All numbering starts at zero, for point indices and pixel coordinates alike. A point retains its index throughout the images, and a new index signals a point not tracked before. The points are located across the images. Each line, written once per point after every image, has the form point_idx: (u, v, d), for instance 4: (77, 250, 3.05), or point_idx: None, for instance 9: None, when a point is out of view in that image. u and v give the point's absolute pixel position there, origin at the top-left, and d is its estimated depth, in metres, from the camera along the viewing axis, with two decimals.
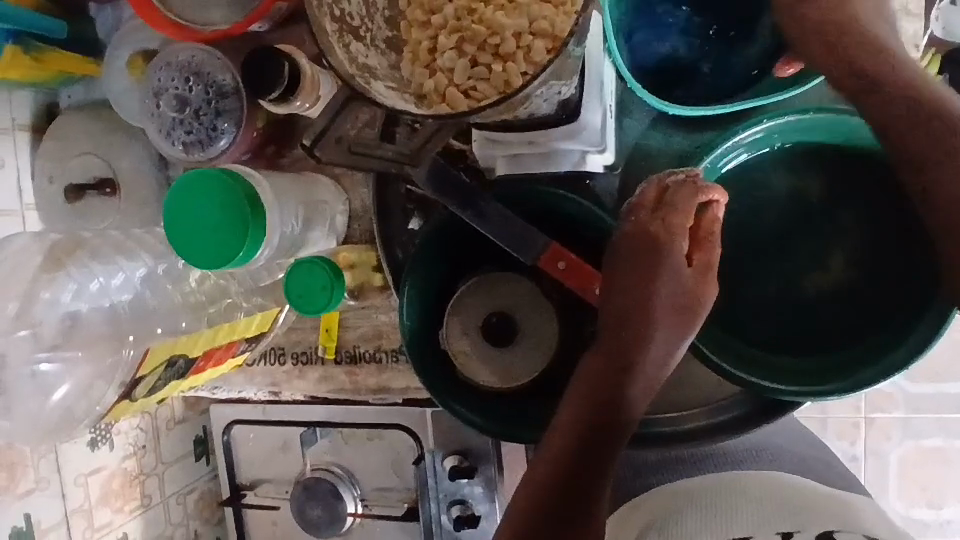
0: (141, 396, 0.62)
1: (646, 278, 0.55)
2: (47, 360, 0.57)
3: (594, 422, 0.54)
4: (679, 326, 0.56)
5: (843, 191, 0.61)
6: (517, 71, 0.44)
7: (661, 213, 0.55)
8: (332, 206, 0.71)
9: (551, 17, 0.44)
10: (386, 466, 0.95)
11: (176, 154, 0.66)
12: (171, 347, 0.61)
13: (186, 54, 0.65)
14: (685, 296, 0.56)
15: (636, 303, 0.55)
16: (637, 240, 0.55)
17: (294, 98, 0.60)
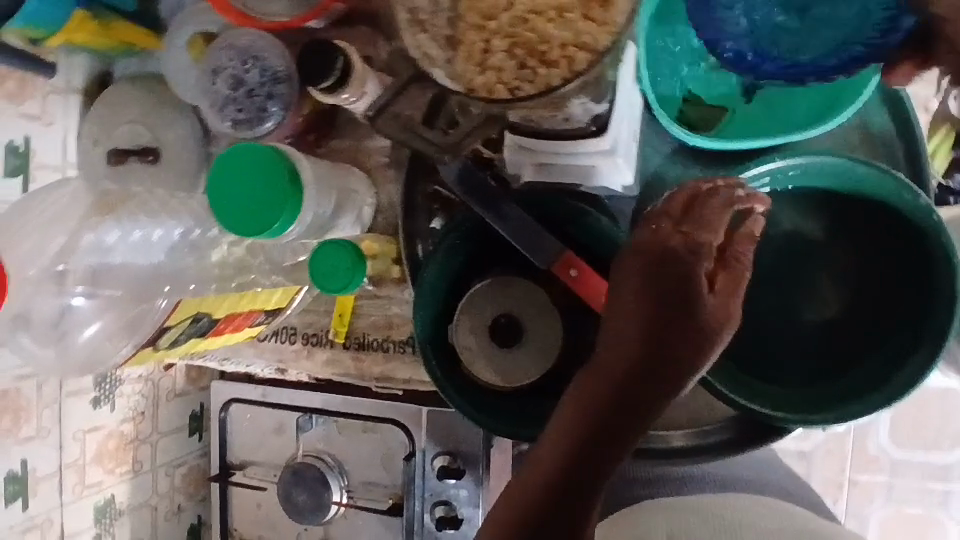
0: (163, 347, 0.66)
1: (664, 295, 0.53)
2: (83, 294, 0.60)
3: (595, 429, 0.53)
4: (695, 347, 0.53)
5: (841, 232, 0.64)
6: (557, 77, 0.47)
7: (685, 223, 0.54)
8: (363, 197, 0.75)
9: (595, 34, 0.47)
10: (376, 460, 0.96)
11: (225, 130, 0.70)
12: (199, 303, 0.65)
13: (248, 38, 0.70)
14: (706, 316, 0.53)
15: (653, 322, 0.53)
16: (654, 252, 0.54)
17: (343, 90, 0.64)
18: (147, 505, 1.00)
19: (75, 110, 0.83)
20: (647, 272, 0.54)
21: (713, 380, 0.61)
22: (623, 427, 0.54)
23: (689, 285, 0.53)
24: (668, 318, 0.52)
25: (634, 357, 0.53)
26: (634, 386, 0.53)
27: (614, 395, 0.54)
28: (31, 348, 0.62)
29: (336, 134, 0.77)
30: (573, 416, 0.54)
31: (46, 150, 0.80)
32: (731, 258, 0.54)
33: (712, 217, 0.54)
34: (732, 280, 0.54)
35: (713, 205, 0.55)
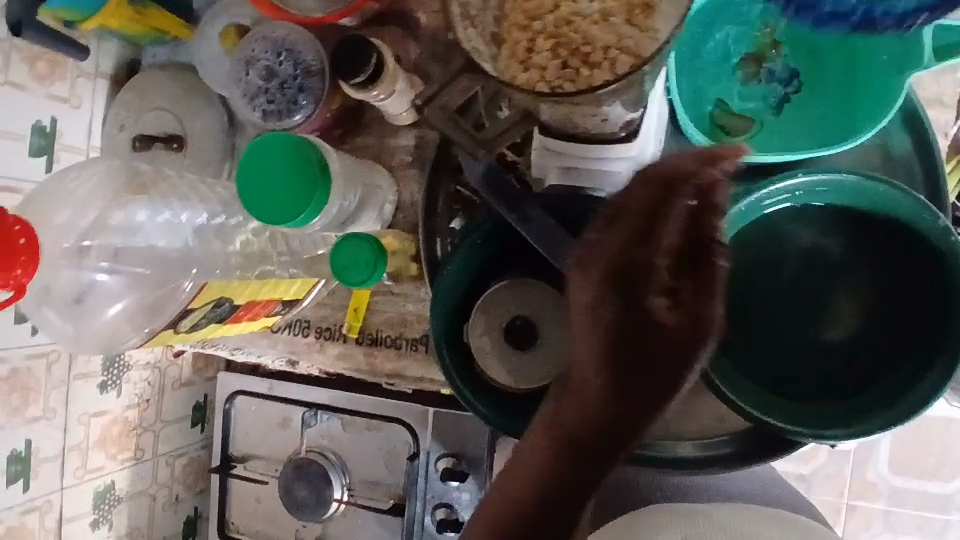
0: (184, 330, 0.66)
1: (619, 312, 0.40)
2: (108, 270, 0.60)
3: (559, 472, 0.44)
4: (656, 377, 0.41)
5: (860, 251, 0.65)
6: (600, 77, 0.48)
7: (632, 214, 0.41)
8: (384, 194, 0.76)
9: (638, 38, 0.48)
10: (379, 459, 0.96)
11: (255, 120, 0.72)
12: (224, 287, 0.65)
13: (282, 32, 0.71)
14: (667, 338, 0.40)
15: (614, 345, 0.41)
16: (603, 268, 0.41)
17: (373, 87, 0.65)
18: (146, 494, 0.99)
19: (101, 95, 0.84)
20: (601, 285, 0.41)
21: (727, 388, 0.62)
22: (593, 464, 0.43)
23: (646, 301, 0.40)
24: (629, 338, 0.40)
25: (597, 386, 0.42)
26: (605, 418, 0.42)
27: (578, 429, 0.43)
28: (52, 323, 0.62)
29: (361, 131, 0.78)
30: (532, 454, 0.45)
31: (71, 132, 0.80)
32: (705, 248, 0.40)
33: (661, 204, 0.40)
34: (704, 277, 0.40)
35: (667, 187, 0.41)
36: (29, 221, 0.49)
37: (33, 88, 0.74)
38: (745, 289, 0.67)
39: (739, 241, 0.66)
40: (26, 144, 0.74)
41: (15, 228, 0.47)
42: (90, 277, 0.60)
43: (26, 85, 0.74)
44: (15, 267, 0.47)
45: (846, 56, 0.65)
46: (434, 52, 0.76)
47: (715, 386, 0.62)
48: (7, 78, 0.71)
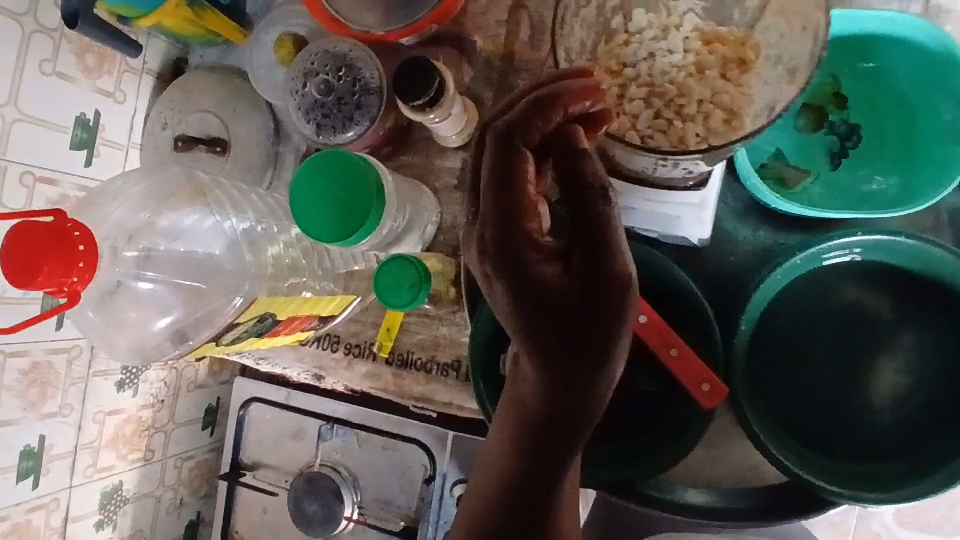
0: (225, 342, 0.64)
1: (508, 280, 0.43)
2: (150, 279, 0.60)
3: (526, 450, 0.46)
4: (574, 323, 0.42)
5: (907, 310, 0.63)
6: (692, 131, 0.50)
7: (493, 188, 0.44)
8: (428, 215, 0.75)
9: (732, 94, 0.51)
10: (392, 478, 0.94)
11: (308, 132, 0.71)
12: (272, 302, 0.63)
13: (343, 47, 0.71)
14: (563, 285, 0.43)
15: (518, 313, 0.43)
16: (493, 251, 0.44)
17: (431, 111, 0.65)
18: (151, 495, 0.97)
19: (146, 91, 0.83)
20: (491, 262, 0.44)
21: (767, 441, 0.59)
22: (554, 438, 0.45)
23: (536, 263, 0.43)
24: (527, 302, 0.43)
25: (529, 359, 0.44)
26: (547, 390, 0.44)
27: (530, 404, 0.45)
28: (94, 325, 0.61)
29: (407, 150, 0.77)
30: (497, 441, 0.48)
31: (114, 126, 0.79)
32: (580, 198, 0.44)
33: (513, 168, 0.44)
34: (580, 225, 0.43)
35: (516, 152, 0.44)
36: (89, 225, 0.47)
37: (81, 81, 0.74)
38: (783, 341, 0.65)
39: (783, 291, 0.65)
40: (68, 136, 0.73)
41: (76, 232, 0.46)
42: (138, 286, 0.60)
43: (74, 77, 0.73)
44: (72, 275, 0.45)
45: (905, 116, 0.67)
46: (488, 77, 0.76)
47: (758, 442, 0.59)
48: (55, 68, 0.71)
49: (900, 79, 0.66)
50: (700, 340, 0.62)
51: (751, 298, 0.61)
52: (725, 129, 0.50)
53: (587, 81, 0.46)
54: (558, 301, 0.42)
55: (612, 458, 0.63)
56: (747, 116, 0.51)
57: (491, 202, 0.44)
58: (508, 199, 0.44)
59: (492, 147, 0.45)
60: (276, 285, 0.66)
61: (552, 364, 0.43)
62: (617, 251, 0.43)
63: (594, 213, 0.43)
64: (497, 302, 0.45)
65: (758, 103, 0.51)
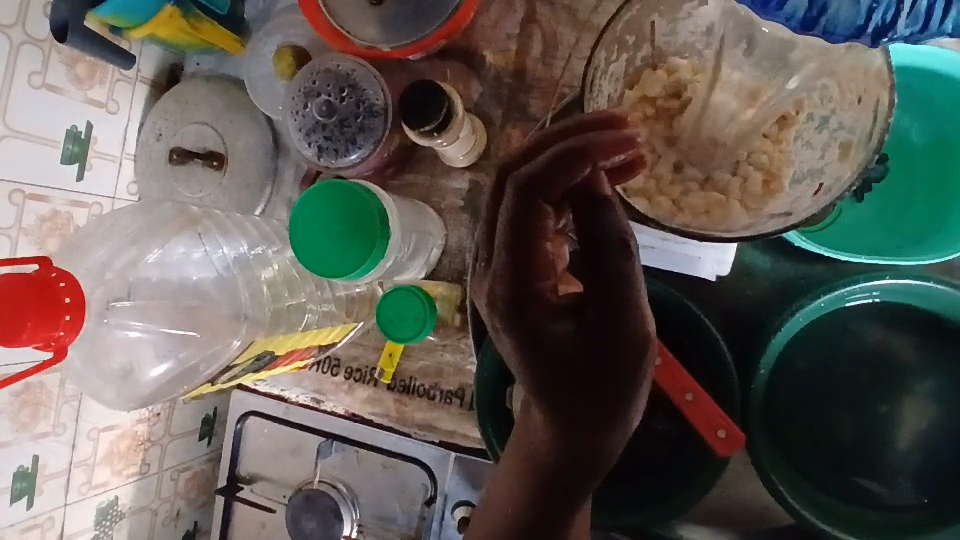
0: (221, 382, 0.63)
1: (519, 338, 0.40)
2: (140, 329, 0.59)
3: (532, 510, 0.43)
4: (588, 385, 0.39)
5: (932, 352, 0.61)
6: (731, 197, 0.54)
7: (508, 240, 0.40)
8: (433, 239, 0.72)
9: (770, 153, 0.54)
10: (393, 497, 0.83)
11: (308, 154, 0.68)
12: (269, 342, 0.62)
13: (348, 65, 0.68)
14: (578, 344, 0.40)
15: (529, 371, 0.40)
16: (506, 306, 0.40)
17: (438, 135, 0.62)
18: (147, 509, 0.93)
19: (140, 99, 0.80)
20: (501, 318, 0.41)
21: (780, 486, 0.58)
22: (559, 496, 0.42)
23: (549, 320, 0.40)
24: (539, 363, 0.40)
25: (539, 417, 0.41)
26: (555, 451, 0.41)
27: (536, 463, 0.42)
28: (82, 359, 0.58)
29: (412, 169, 0.74)
30: (499, 494, 0.45)
31: (107, 137, 0.76)
32: (599, 251, 0.40)
33: (531, 223, 0.40)
34: (597, 282, 0.40)
35: (535, 204, 0.40)
36: (71, 275, 0.49)
37: (72, 92, 0.70)
38: (799, 383, 0.63)
39: (801, 332, 0.63)
40: (60, 150, 0.69)
41: (60, 283, 0.47)
42: (129, 335, 0.59)
43: (66, 88, 0.69)
44: (58, 328, 0.47)
45: (937, 152, 0.64)
46: (497, 94, 0.73)
47: (772, 488, 0.57)
48: (46, 80, 0.67)
49: (928, 115, 0.64)
50: (715, 382, 0.60)
51: (768, 342, 0.59)
52: (758, 198, 0.54)
53: (621, 134, 0.42)
54: (573, 362, 0.40)
55: (620, 502, 0.61)
56: (785, 182, 0.54)
57: (503, 257, 0.40)
58: (524, 255, 0.40)
59: (509, 198, 0.41)
60: (277, 307, 0.64)
61: (563, 426, 0.40)
62: (636, 311, 0.40)
63: (615, 271, 0.40)
64: (505, 357, 0.42)
65: (798, 166, 0.54)
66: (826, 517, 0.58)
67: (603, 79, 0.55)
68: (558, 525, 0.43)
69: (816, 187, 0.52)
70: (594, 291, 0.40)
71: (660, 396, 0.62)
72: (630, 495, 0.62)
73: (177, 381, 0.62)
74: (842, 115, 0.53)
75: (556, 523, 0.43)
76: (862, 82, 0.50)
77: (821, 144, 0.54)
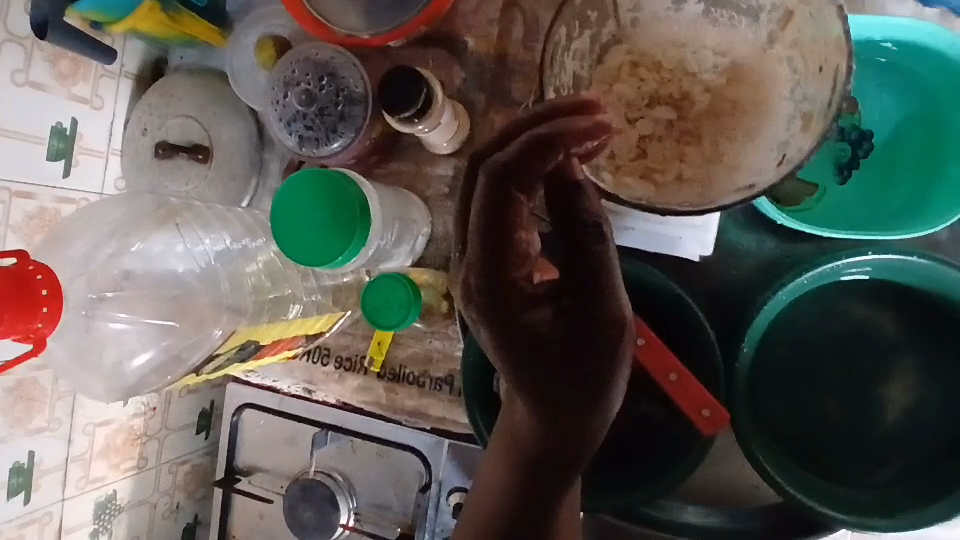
0: (206, 372, 0.64)
1: (499, 328, 0.40)
2: (125, 320, 0.59)
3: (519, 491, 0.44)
4: (570, 370, 0.40)
5: (915, 328, 0.61)
6: (701, 173, 0.53)
7: (484, 231, 0.40)
8: (419, 227, 0.73)
9: (740, 133, 0.54)
10: (388, 485, 0.84)
11: (290, 145, 0.68)
12: (252, 330, 0.63)
13: (327, 53, 0.68)
14: (557, 329, 0.40)
15: (510, 359, 0.40)
16: (486, 296, 0.40)
17: (419, 121, 0.62)
18: (146, 502, 0.94)
19: (125, 94, 0.80)
20: (479, 309, 0.40)
21: (774, 471, 0.57)
22: (545, 477, 0.43)
23: (529, 307, 0.40)
24: (519, 351, 0.40)
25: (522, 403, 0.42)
26: (539, 433, 0.42)
27: (521, 446, 0.43)
28: (69, 355, 0.58)
29: (396, 157, 0.74)
30: (487, 477, 0.46)
31: (93, 133, 0.76)
32: (575, 237, 0.40)
33: (506, 211, 0.39)
34: (574, 266, 0.40)
35: (509, 193, 0.39)
36: (50, 268, 0.49)
37: (56, 89, 0.70)
38: (787, 362, 0.63)
39: (789, 309, 0.62)
40: (45, 147, 0.69)
41: (38, 276, 0.48)
42: (115, 329, 0.59)
43: (49, 85, 0.69)
44: (36, 320, 0.47)
45: (922, 129, 0.64)
46: (479, 79, 0.72)
47: (766, 474, 0.57)
48: (29, 77, 0.67)
49: (906, 96, 0.64)
50: (701, 364, 0.60)
51: (752, 322, 0.58)
52: (726, 173, 0.53)
53: (594, 119, 0.40)
54: (553, 349, 0.40)
55: (608, 484, 0.61)
56: (757, 153, 0.53)
57: (478, 248, 0.40)
58: (501, 245, 0.39)
59: (481, 189, 0.40)
60: (262, 299, 0.65)
61: (546, 409, 0.41)
62: (614, 294, 0.40)
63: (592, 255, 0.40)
64: (484, 345, 0.42)
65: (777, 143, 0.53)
66: (822, 498, 0.58)
67: (566, 58, 0.55)
68: (545, 503, 0.44)
69: (780, 157, 0.51)
70: (571, 277, 0.40)
71: (646, 378, 0.63)
72: (619, 476, 0.62)
73: (166, 375, 0.62)
74: (807, 87, 0.52)
75: (544, 503, 0.44)
76: (828, 54, 0.50)
77: (790, 117, 0.53)
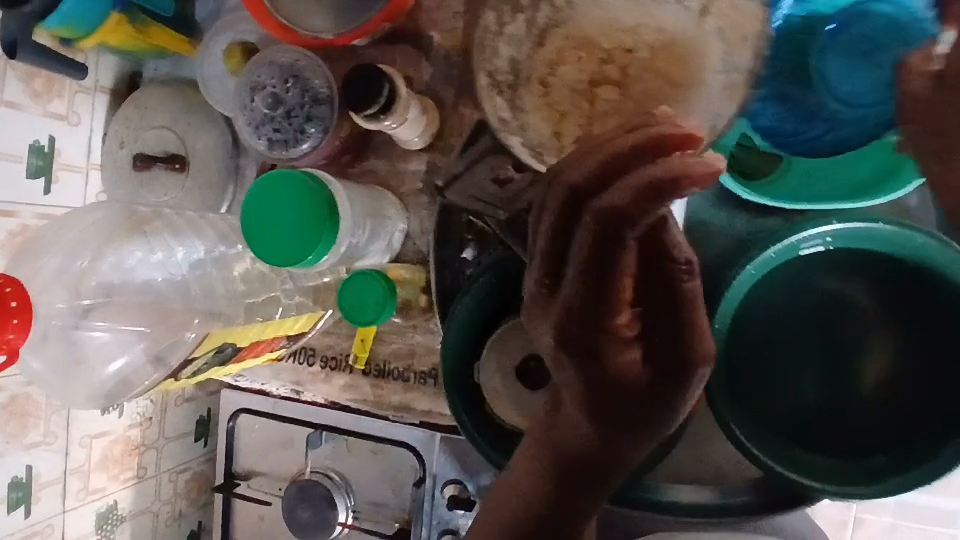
0: (186, 377, 0.65)
1: (589, 367, 0.41)
2: (104, 329, 0.60)
3: (563, 487, 0.50)
4: (646, 399, 0.43)
5: (888, 300, 0.61)
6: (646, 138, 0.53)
7: (586, 276, 0.38)
8: (394, 223, 0.73)
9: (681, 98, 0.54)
10: (384, 482, 0.85)
11: (261, 149, 0.69)
12: (227, 333, 0.64)
13: (290, 56, 0.69)
14: (639, 364, 0.42)
15: (588, 388, 0.43)
16: (576, 334, 0.40)
17: (385, 117, 0.63)
18: (148, 511, 0.95)
19: (102, 110, 0.81)
20: (568, 348, 0.40)
21: (752, 446, 0.58)
22: (594, 479, 0.49)
23: (618, 347, 0.41)
24: (603, 385, 0.42)
25: (588, 421, 0.45)
26: (599, 443, 0.47)
27: (574, 449, 0.48)
28: (52, 368, 0.59)
29: (370, 155, 0.75)
30: (526, 471, 0.51)
31: (71, 149, 0.77)
32: (662, 278, 0.40)
33: (610, 258, 0.37)
34: (660, 306, 0.41)
35: (618, 240, 0.36)
36: (18, 281, 0.51)
37: (31, 107, 0.70)
38: (762, 337, 0.64)
39: (766, 283, 0.62)
40: (23, 165, 0.70)
41: (7, 289, 0.49)
42: (93, 337, 0.60)
43: (24, 104, 0.70)
44: (8, 330, 0.48)
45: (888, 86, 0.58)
46: (447, 74, 0.73)
47: (750, 454, 0.58)
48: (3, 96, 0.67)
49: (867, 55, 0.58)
50: None
51: (722, 298, 0.59)
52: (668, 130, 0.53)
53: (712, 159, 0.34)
54: (636, 383, 0.43)
55: None
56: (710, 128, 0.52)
57: (576, 292, 0.38)
58: (603, 291, 0.38)
59: (586, 232, 0.36)
60: (248, 303, 0.68)
61: (611, 428, 0.45)
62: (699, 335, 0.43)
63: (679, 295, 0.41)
64: (563, 371, 0.43)
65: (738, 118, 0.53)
66: (808, 473, 0.58)
67: (497, 42, 0.59)
68: (584, 501, 0.50)
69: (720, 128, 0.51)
70: (657, 317, 0.41)
71: None
72: None
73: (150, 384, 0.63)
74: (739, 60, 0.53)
75: (587, 496, 0.50)
76: None
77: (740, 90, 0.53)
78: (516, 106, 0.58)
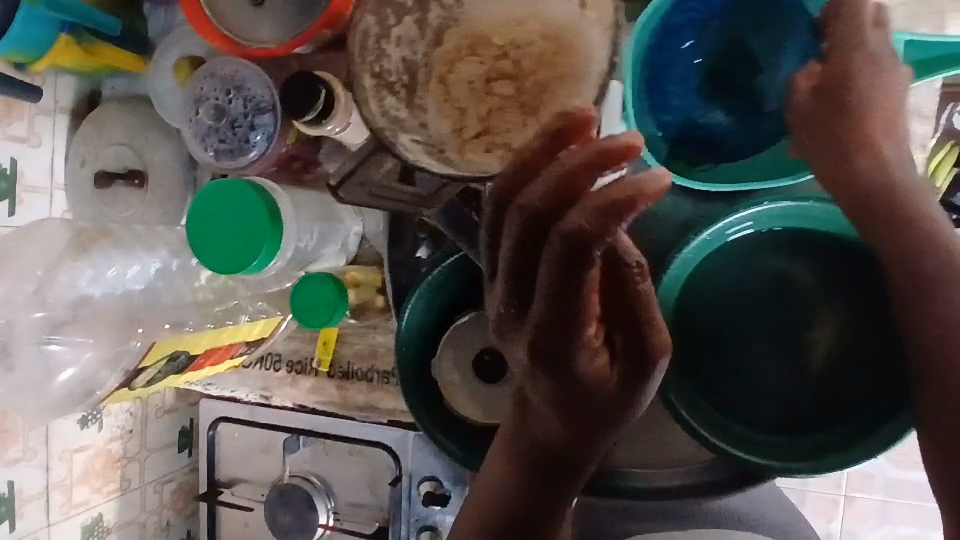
0: (140, 386, 0.68)
1: (559, 379, 0.41)
2: (57, 342, 0.64)
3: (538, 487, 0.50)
4: (612, 399, 0.44)
5: (832, 278, 0.58)
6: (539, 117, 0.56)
7: (552, 296, 0.37)
8: (347, 226, 0.76)
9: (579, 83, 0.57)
10: (363, 483, 0.87)
11: (207, 160, 0.71)
12: (175, 342, 0.66)
13: (229, 67, 0.69)
14: (603, 369, 0.42)
15: (556, 395, 0.43)
16: (542, 346, 0.39)
17: (327, 121, 0.64)
18: (135, 522, 0.96)
19: (63, 129, 0.82)
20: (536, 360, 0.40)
21: (696, 424, 0.60)
22: (566, 480, 0.50)
23: (585, 354, 0.40)
24: (570, 391, 0.42)
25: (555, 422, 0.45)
26: (566, 441, 0.47)
27: (543, 447, 0.48)
28: (13, 380, 0.63)
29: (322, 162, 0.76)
30: (496, 473, 0.51)
31: (34, 170, 0.78)
32: (625, 289, 0.39)
33: (576, 281, 0.36)
34: (622, 314, 0.41)
35: (582, 262, 0.35)
36: None
37: None
38: (718, 329, 0.62)
39: (710, 265, 0.61)
40: None
41: None
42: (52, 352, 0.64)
43: None
44: None
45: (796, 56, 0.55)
46: None
47: (702, 439, 0.60)
48: None
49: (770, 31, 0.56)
50: None
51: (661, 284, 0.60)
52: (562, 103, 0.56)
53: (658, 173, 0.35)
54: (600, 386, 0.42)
55: None
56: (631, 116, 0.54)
57: (543, 312, 0.37)
58: (570, 310, 0.37)
59: (552, 254, 0.35)
60: (208, 312, 0.71)
61: (578, 428, 0.46)
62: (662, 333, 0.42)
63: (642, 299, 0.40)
64: (529, 378, 0.43)
65: None
66: (768, 458, 0.59)
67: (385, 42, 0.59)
68: (561, 503, 0.50)
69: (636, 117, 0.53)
70: (620, 324, 0.41)
71: None
72: None
73: None
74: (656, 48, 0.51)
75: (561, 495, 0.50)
76: None
77: None
78: (414, 106, 0.58)
